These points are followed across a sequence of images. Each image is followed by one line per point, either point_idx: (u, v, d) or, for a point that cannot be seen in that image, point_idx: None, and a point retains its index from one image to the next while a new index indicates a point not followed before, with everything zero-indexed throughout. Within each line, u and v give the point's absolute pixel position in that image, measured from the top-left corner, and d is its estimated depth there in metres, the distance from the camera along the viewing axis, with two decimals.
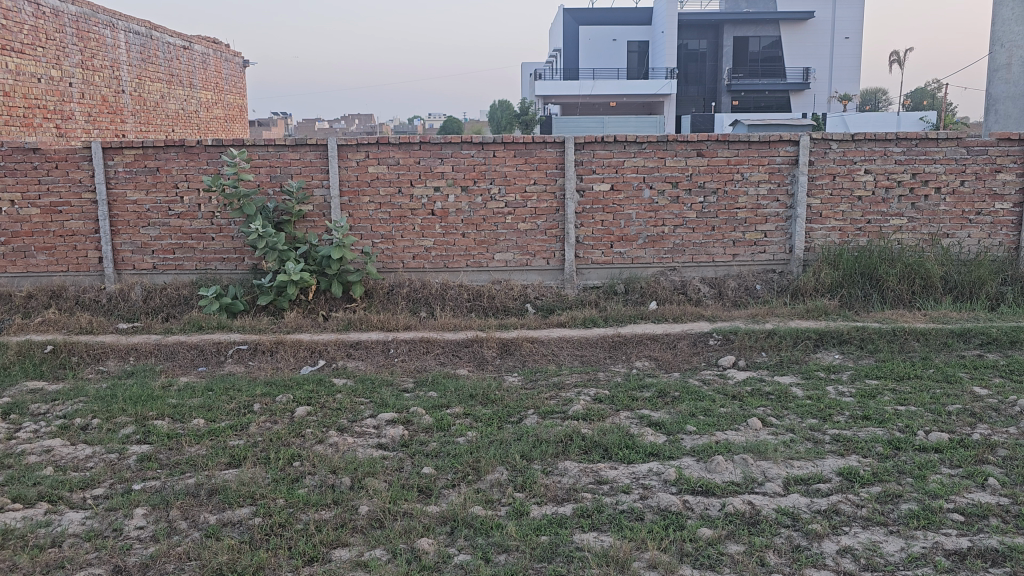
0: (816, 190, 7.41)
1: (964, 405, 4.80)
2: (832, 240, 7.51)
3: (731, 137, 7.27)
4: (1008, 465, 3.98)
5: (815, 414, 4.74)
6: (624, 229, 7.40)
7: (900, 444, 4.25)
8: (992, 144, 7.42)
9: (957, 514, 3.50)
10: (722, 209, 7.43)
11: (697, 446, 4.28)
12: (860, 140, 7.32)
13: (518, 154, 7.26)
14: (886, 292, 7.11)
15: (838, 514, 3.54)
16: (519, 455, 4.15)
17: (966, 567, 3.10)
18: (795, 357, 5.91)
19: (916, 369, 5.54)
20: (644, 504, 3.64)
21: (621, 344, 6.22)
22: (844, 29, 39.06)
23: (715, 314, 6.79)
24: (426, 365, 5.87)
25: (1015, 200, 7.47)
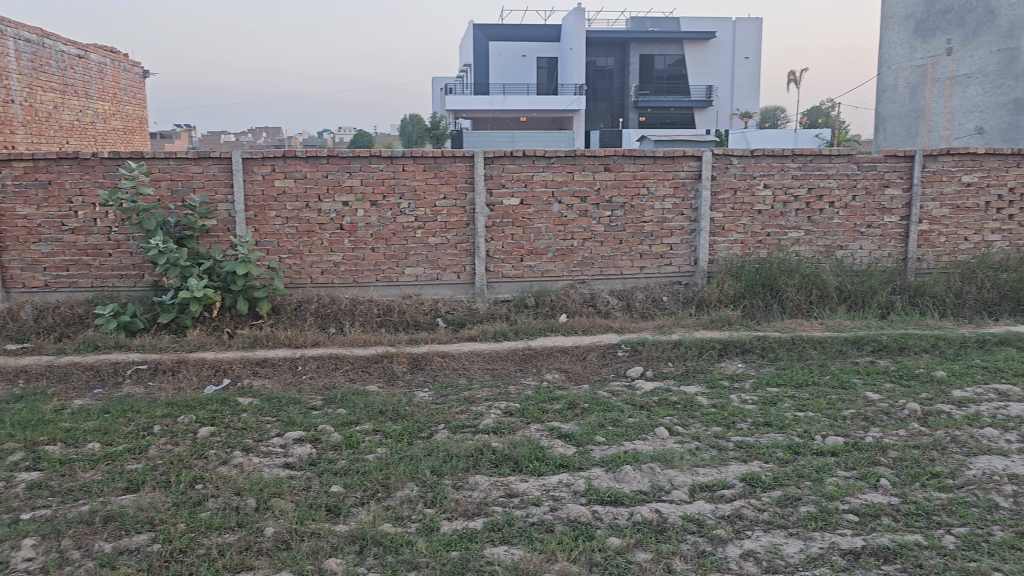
0: (718, 205, 7.64)
1: (858, 410, 5.02)
2: (734, 252, 7.75)
3: (637, 152, 7.43)
4: (898, 466, 4.17)
5: (719, 422, 4.87)
6: (533, 243, 7.46)
7: (799, 449, 4.40)
8: (880, 160, 7.80)
9: (852, 515, 3.64)
10: (629, 223, 7.57)
11: (606, 456, 4.34)
12: (759, 156, 7.60)
13: (427, 169, 7.25)
14: (786, 302, 7.38)
15: (742, 518, 3.63)
16: (429, 471, 4.12)
17: (861, 565, 3.23)
18: (701, 367, 6.05)
19: (814, 376, 5.75)
20: (554, 516, 3.66)
21: (531, 357, 6.26)
22: (744, 49, 40.62)
23: (623, 326, 6.91)
24: (336, 382, 5.77)
25: (902, 214, 7.88)
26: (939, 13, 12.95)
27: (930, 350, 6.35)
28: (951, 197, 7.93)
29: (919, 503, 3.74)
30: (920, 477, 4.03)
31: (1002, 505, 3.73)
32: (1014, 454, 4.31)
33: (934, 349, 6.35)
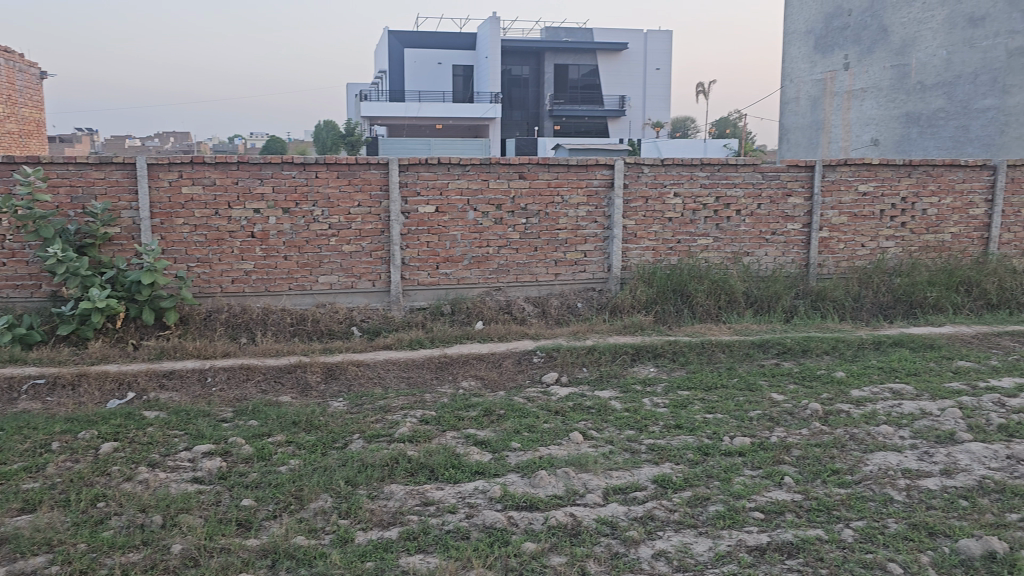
0: (630, 213, 7.80)
1: (764, 411, 5.19)
2: (646, 259, 7.92)
3: (551, 160, 7.53)
4: (801, 464, 4.33)
5: (632, 426, 4.96)
6: (449, 250, 7.46)
7: (708, 450, 4.53)
8: (783, 170, 8.12)
9: (758, 512, 3.77)
10: (543, 231, 7.66)
11: (521, 462, 4.37)
12: (669, 165, 7.80)
13: (341, 176, 7.17)
14: (696, 306, 7.57)
15: (653, 519, 3.72)
16: (343, 481, 4.07)
17: (766, 561, 3.34)
18: (614, 372, 6.15)
19: (722, 379, 5.93)
20: (469, 523, 3.67)
21: (447, 365, 6.26)
22: (655, 61, 41.44)
23: (538, 332, 6.97)
24: (247, 393, 5.63)
25: (804, 221, 8.22)
26: (836, 30, 16.42)
27: (831, 351, 6.64)
28: (849, 206, 8.31)
29: (820, 499, 3.90)
30: (821, 474, 4.20)
31: (896, 498, 3.92)
32: (907, 449, 4.54)
33: (833, 351, 6.63)
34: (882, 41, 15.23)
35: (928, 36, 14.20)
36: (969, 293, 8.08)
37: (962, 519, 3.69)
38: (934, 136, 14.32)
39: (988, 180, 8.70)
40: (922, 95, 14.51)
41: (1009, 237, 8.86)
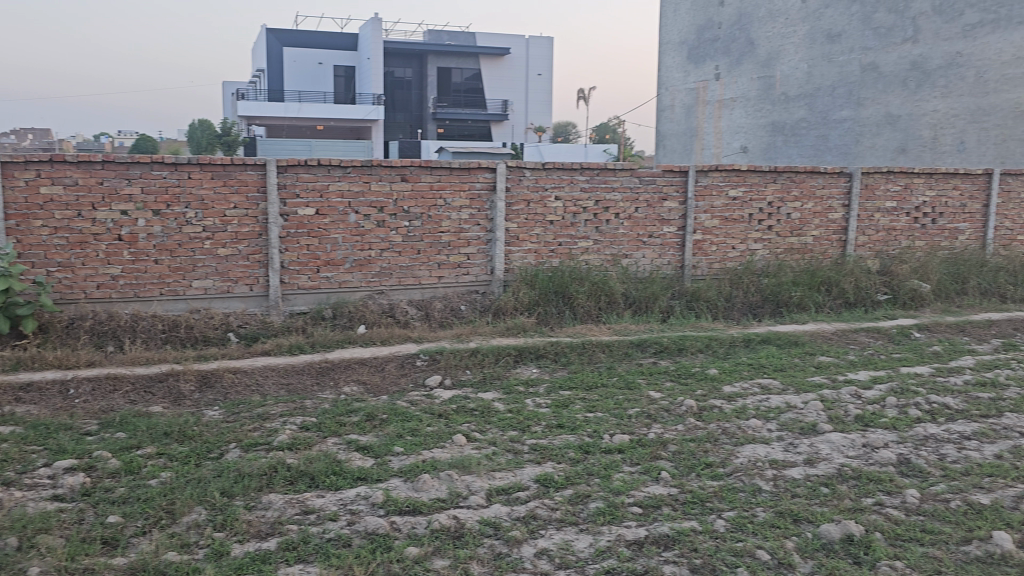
0: (513, 215, 7.89)
1: (643, 408, 5.35)
2: (529, 261, 8.02)
3: (433, 163, 7.52)
4: (676, 459, 4.49)
5: (515, 427, 5.01)
6: (330, 253, 7.32)
7: (589, 448, 4.62)
8: (659, 175, 8.42)
9: (636, 507, 3.88)
10: (426, 234, 7.64)
11: (404, 466, 4.34)
12: (550, 168, 7.94)
13: (215, 177, 6.92)
14: (577, 308, 7.71)
15: (535, 518, 3.76)
16: (219, 493, 3.93)
17: (643, 554, 3.45)
18: (497, 373, 6.20)
19: (602, 378, 6.07)
20: (351, 530, 3.61)
21: (328, 370, 6.14)
22: (536, 67, 42.05)
23: (421, 336, 6.94)
24: (114, 404, 5.35)
25: (678, 224, 8.56)
26: (707, 41, 18.38)
27: (704, 350, 6.90)
28: (720, 210, 8.70)
29: (694, 492, 4.05)
30: (696, 468, 4.36)
31: (764, 488, 4.11)
32: (774, 441, 4.78)
33: (707, 349, 6.91)
34: (750, 54, 17.12)
35: (791, 50, 16.05)
36: (830, 292, 8.58)
37: (824, 505, 3.92)
38: (797, 144, 16.14)
39: (844, 186, 9.27)
40: (786, 105, 16.33)
41: (864, 239, 9.45)
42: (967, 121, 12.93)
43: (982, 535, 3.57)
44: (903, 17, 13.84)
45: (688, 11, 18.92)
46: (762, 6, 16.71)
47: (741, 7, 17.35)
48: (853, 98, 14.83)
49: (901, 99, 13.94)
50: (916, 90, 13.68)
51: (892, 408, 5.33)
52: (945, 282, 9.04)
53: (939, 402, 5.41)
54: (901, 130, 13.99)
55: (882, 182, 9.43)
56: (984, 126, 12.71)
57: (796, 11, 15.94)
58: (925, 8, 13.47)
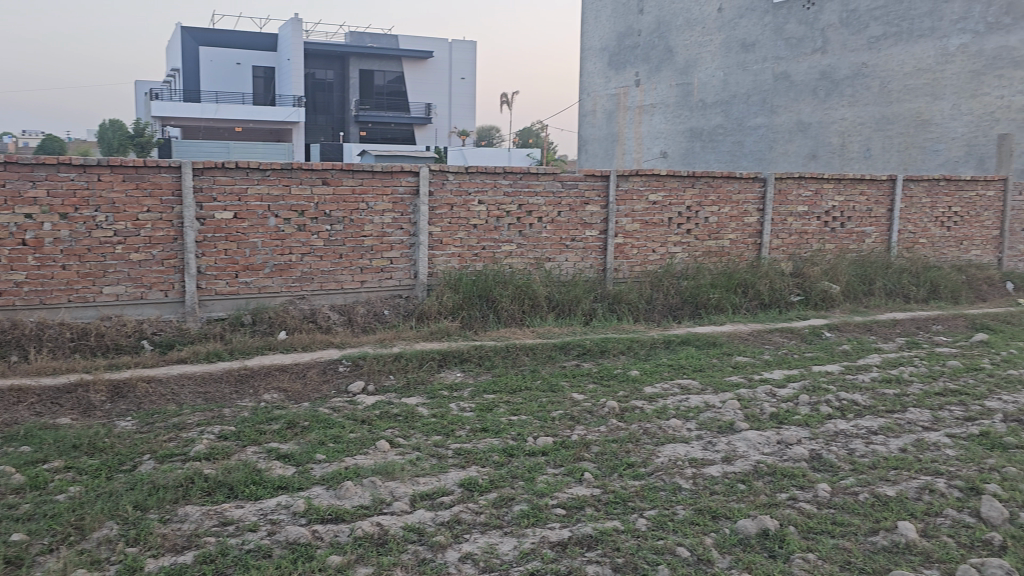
0: (436, 220, 7.88)
1: (566, 410, 5.40)
2: (452, 265, 8.01)
3: (355, 166, 7.45)
4: (599, 460, 4.55)
5: (439, 431, 5.00)
6: (249, 258, 7.16)
7: (513, 451, 4.64)
8: (581, 179, 8.53)
9: (560, 509, 3.91)
10: (348, 238, 7.55)
11: (326, 473, 4.28)
12: (473, 173, 7.95)
13: (127, 179, 6.68)
14: (501, 311, 7.73)
15: (460, 523, 3.76)
16: (132, 506, 3.80)
17: (567, 555, 3.48)
18: (421, 378, 6.16)
19: (526, 381, 6.11)
20: (272, 540, 3.54)
21: (248, 377, 6.00)
22: (459, 70, 41.98)
23: (343, 341, 6.85)
24: (17, 417, 5.12)
25: (600, 228, 8.69)
26: (627, 48, 18.76)
27: (626, 352, 7.01)
28: (641, 214, 8.87)
29: (616, 492, 4.11)
30: (618, 468, 4.43)
31: (684, 486, 4.20)
32: (693, 440, 4.89)
33: (628, 351, 7.02)
34: (669, 62, 17.56)
35: (708, 58, 16.52)
36: (746, 294, 8.82)
37: (741, 501, 4.03)
38: (714, 150, 16.63)
39: (759, 191, 9.57)
40: (704, 112, 16.81)
41: (778, 242, 9.76)
42: (873, 130, 13.49)
43: (888, 525, 3.73)
44: (813, 29, 14.38)
45: (608, 17, 19.25)
46: (679, 15, 17.15)
47: (659, 16, 17.76)
48: (767, 106, 15.34)
49: (811, 107, 14.48)
50: (825, 98, 14.23)
51: (805, 405, 5.52)
52: (853, 283, 9.41)
53: (848, 399, 5.62)
54: (811, 137, 14.53)
55: (794, 187, 9.76)
56: (888, 134, 13.27)
57: (712, 20, 16.40)
58: (833, 20, 14.02)
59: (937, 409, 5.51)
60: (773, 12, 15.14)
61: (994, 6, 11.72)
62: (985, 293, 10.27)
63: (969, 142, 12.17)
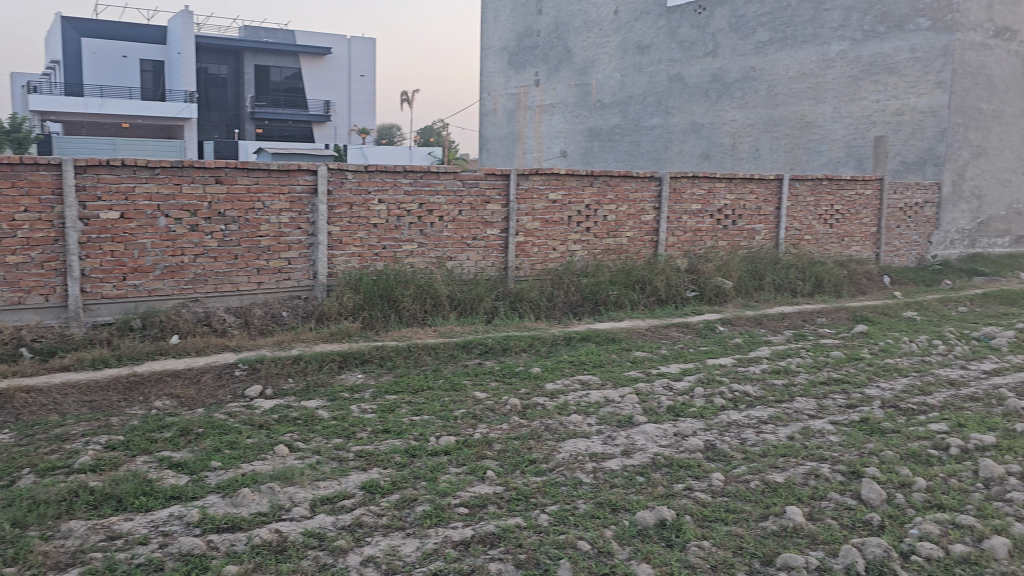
0: (335, 219, 7.76)
1: (468, 409, 5.41)
2: (352, 265, 7.91)
3: (250, 164, 7.25)
4: (501, 457, 4.58)
5: (340, 434, 4.93)
6: (137, 260, 6.87)
7: (415, 452, 4.62)
8: (482, 178, 8.58)
9: (462, 508, 3.92)
10: (244, 238, 7.34)
11: (222, 481, 4.16)
12: (372, 171, 7.87)
13: (2, 177, 6.28)
14: (402, 311, 7.67)
15: (361, 526, 3.72)
16: (10, 524, 3.59)
17: (470, 553, 3.49)
18: (320, 381, 6.06)
19: (428, 381, 6.09)
20: (163, 553, 3.41)
21: (137, 384, 5.75)
22: (358, 67, 41.14)
23: (240, 344, 6.67)
24: None
25: (501, 227, 8.75)
26: (527, 48, 18.94)
27: (527, 349, 7.08)
28: (541, 212, 8.98)
29: (518, 488, 4.15)
30: (520, 465, 4.47)
31: (585, 480, 4.28)
32: (593, 435, 4.98)
33: (530, 348, 7.08)
34: (568, 62, 17.82)
35: (605, 59, 16.84)
36: (644, 290, 9.04)
37: (639, 493, 4.13)
38: (612, 149, 16.95)
39: (655, 189, 9.82)
40: (601, 112, 17.12)
41: (673, 240, 10.03)
42: (761, 131, 14.04)
43: (777, 510, 3.89)
44: (704, 33, 14.84)
45: (507, 17, 19.39)
46: (577, 16, 17.42)
47: (558, 17, 18.00)
48: (662, 106, 15.75)
49: (704, 108, 14.96)
50: (717, 100, 14.71)
51: (700, 397, 5.70)
52: (745, 278, 9.77)
53: (740, 390, 5.84)
54: (705, 137, 15.00)
55: (688, 186, 10.06)
56: (775, 135, 13.85)
57: (609, 22, 16.71)
58: (722, 25, 14.51)
59: (822, 398, 5.78)
60: (667, 15, 15.55)
61: (870, 15, 12.36)
62: (865, 286, 10.85)
63: (849, 143, 12.80)
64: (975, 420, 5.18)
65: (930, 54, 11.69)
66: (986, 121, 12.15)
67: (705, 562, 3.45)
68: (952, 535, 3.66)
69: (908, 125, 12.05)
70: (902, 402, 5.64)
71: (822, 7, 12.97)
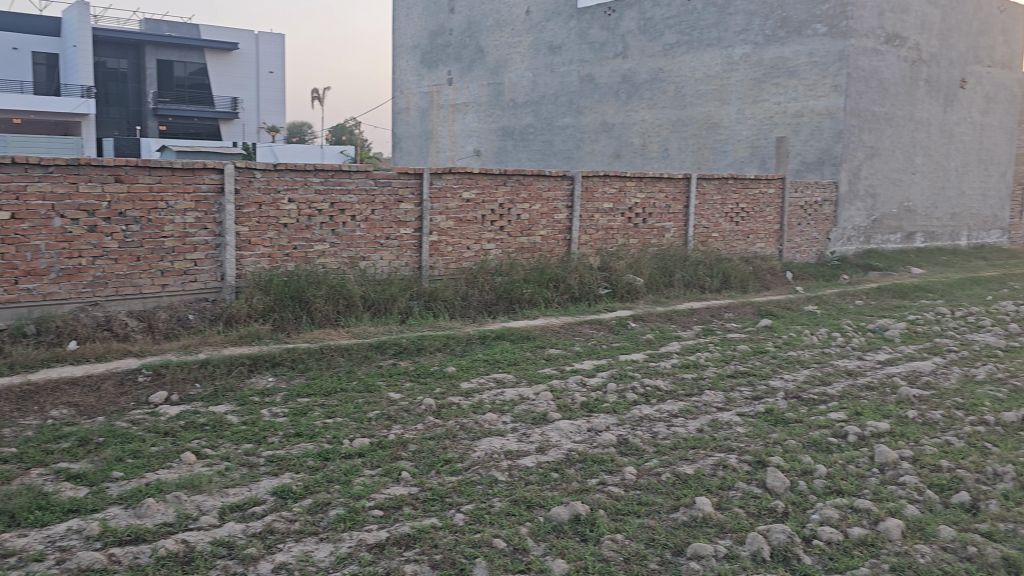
0: (243, 219, 7.57)
1: (382, 410, 5.36)
2: (262, 266, 7.73)
3: (152, 163, 7.00)
4: (417, 458, 4.55)
5: (250, 439, 4.81)
6: (30, 262, 6.52)
7: (329, 455, 4.55)
8: (394, 177, 8.52)
9: (377, 510, 3.88)
10: (146, 239, 7.08)
11: (125, 492, 4.00)
12: (282, 170, 7.73)
13: None
14: (314, 312, 7.54)
15: (273, 533, 3.64)
16: None
17: (384, 556, 3.45)
18: (230, 386, 5.89)
19: (341, 383, 5.99)
20: (61, 569, 3.26)
21: (32, 393, 5.47)
22: (268, 64, 40.13)
23: (143, 349, 6.43)
24: None
25: (415, 226, 8.71)
26: (439, 47, 18.90)
27: (442, 349, 7.06)
28: (454, 212, 8.97)
29: (434, 489, 4.13)
30: (435, 465, 4.45)
31: (500, 478, 4.29)
32: (508, 433, 5.00)
33: (444, 348, 7.07)
34: (480, 62, 17.85)
35: (518, 59, 16.94)
36: (557, 288, 9.13)
37: (554, 489, 4.16)
38: (526, 147, 17.04)
39: (567, 188, 9.94)
40: (514, 112, 17.21)
41: (586, 238, 10.17)
42: (670, 131, 14.36)
43: (687, 501, 3.99)
44: (613, 34, 15.08)
45: (419, 15, 19.30)
46: (489, 16, 17.47)
47: (470, 16, 18.01)
48: (574, 106, 15.93)
49: (615, 109, 15.21)
50: (627, 100, 14.98)
51: (612, 392, 5.80)
52: (655, 275, 9.99)
53: (650, 385, 5.96)
54: (616, 137, 15.25)
55: (599, 185, 10.22)
56: (683, 135, 14.19)
57: (521, 22, 16.82)
58: (631, 27, 14.77)
59: (729, 391, 5.96)
60: (577, 16, 15.74)
61: (771, 19, 12.81)
62: (769, 282, 11.22)
63: (753, 144, 13.23)
64: (871, 408, 5.43)
65: (826, 58, 12.21)
66: (879, 123, 12.77)
67: (618, 555, 3.51)
68: (851, 519, 3.82)
69: (808, 126, 12.54)
70: (803, 393, 5.86)
71: (726, 11, 13.36)
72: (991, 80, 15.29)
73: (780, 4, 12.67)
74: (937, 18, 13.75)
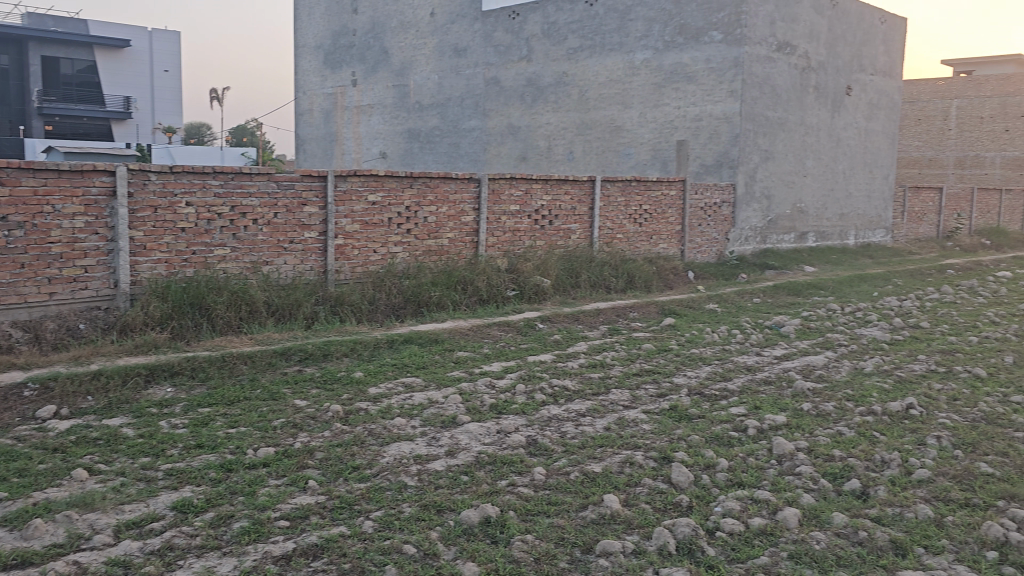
0: (137, 223, 7.27)
1: (287, 418, 5.24)
2: (158, 272, 7.45)
3: (36, 165, 6.64)
4: (324, 466, 4.46)
5: (147, 452, 4.62)
6: None
7: (232, 466, 4.42)
8: (297, 179, 8.35)
9: (283, 521, 3.79)
10: (31, 245, 6.69)
11: (9, 514, 3.78)
12: (179, 173, 7.47)
13: None
14: (215, 319, 7.30)
15: (172, 549, 3.51)
16: None
17: (291, 568, 3.37)
18: (125, 397, 5.65)
19: (244, 391, 5.83)
20: None
21: None
22: (162, 62, 38.90)
23: (29, 362, 6.08)
24: None
25: (319, 230, 8.56)
26: (343, 47, 18.64)
27: (348, 354, 6.96)
28: (360, 214, 8.86)
29: (342, 497, 4.06)
30: (343, 472, 4.38)
31: (409, 483, 4.26)
32: (417, 437, 4.96)
33: (351, 352, 6.97)
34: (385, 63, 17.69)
35: (422, 60, 16.86)
36: (465, 291, 9.13)
37: (463, 492, 4.16)
38: (432, 149, 16.97)
39: (474, 191, 9.98)
40: (420, 114, 17.13)
41: (493, 240, 10.21)
42: (575, 134, 14.56)
43: (595, 500, 4.05)
44: (517, 38, 15.19)
45: (321, 15, 18.99)
46: (393, 17, 17.34)
47: (374, 17, 17.84)
48: (480, 108, 15.97)
49: (520, 111, 15.32)
50: (532, 103, 15.11)
51: (521, 394, 5.83)
52: (562, 277, 10.10)
53: (558, 385, 6.02)
54: (522, 139, 15.35)
55: (506, 187, 10.29)
56: (588, 138, 14.40)
57: (425, 24, 16.76)
58: (535, 31, 14.91)
59: (635, 389, 6.08)
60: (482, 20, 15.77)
61: (670, 26, 13.13)
62: (671, 281, 11.51)
63: (655, 147, 13.54)
64: (768, 402, 5.63)
65: (723, 64, 12.63)
66: (772, 127, 13.29)
67: (528, 555, 3.53)
68: (751, 510, 3.96)
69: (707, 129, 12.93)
70: (706, 389, 6.03)
71: (626, 17, 13.61)
72: (873, 88, 16.13)
73: (678, 11, 13.00)
74: (825, 27, 14.40)
